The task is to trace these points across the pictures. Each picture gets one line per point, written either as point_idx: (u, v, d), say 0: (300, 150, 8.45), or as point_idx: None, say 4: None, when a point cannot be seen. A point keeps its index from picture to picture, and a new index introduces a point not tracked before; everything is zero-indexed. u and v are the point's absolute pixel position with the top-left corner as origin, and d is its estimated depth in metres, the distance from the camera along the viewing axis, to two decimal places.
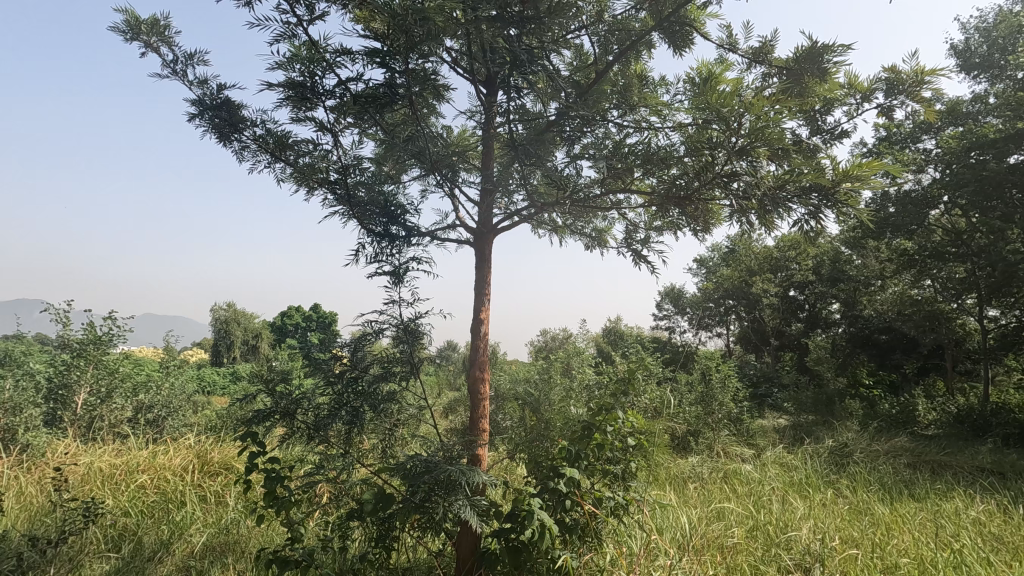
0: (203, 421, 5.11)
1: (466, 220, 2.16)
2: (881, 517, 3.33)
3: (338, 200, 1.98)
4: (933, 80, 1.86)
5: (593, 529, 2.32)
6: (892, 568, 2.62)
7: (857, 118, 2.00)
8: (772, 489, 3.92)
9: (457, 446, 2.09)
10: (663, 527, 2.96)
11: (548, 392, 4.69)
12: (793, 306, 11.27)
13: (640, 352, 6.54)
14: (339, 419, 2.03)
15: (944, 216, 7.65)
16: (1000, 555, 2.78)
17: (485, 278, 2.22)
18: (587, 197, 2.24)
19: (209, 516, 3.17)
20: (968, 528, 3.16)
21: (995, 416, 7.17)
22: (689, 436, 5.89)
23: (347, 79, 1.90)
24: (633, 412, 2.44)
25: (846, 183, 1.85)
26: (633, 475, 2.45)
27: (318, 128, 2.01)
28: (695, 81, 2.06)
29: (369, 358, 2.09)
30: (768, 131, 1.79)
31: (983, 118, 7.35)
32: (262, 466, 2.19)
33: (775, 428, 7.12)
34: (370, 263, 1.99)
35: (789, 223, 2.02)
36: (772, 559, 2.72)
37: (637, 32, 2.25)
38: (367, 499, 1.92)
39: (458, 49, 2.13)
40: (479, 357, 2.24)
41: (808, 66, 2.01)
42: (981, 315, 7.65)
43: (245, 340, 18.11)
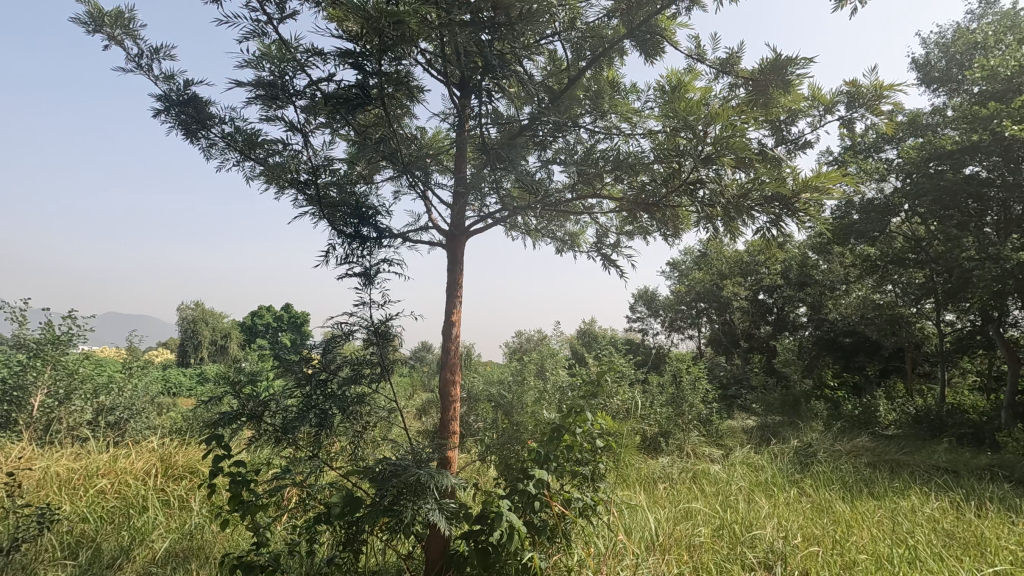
0: (168, 423, 4.97)
1: (438, 222, 2.15)
2: (841, 515, 3.45)
3: (308, 200, 1.97)
4: (891, 95, 1.95)
5: (561, 530, 2.34)
6: (851, 564, 2.70)
7: (820, 130, 2.07)
8: (738, 488, 4.01)
9: (427, 448, 2.09)
10: (632, 527, 3.00)
11: (521, 394, 4.71)
12: (761, 309, 11.52)
13: (613, 354, 6.61)
14: (308, 422, 2.01)
15: (904, 223, 7.93)
16: (952, 550, 2.90)
17: (457, 281, 2.23)
18: (559, 202, 2.27)
19: (172, 520, 3.09)
20: (923, 525, 3.28)
21: (950, 416, 7.46)
22: (660, 437, 6.00)
23: (319, 79, 1.89)
24: (603, 414, 2.47)
25: (805, 194, 1.92)
26: (602, 475, 2.48)
27: (288, 127, 1.98)
28: (664, 89, 2.11)
29: (339, 360, 2.08)
30: (732, 141, 1.83)
31: (941, 130, 7.64)
32: (228, 469, 2.14)
33: (744, 428, 7.29)
34: (340, 263, 1.98)
35: (752, 229, 2.09)
36: (737, 556, 2.79)
37: (610, 39, 2.29)
38: (335, 503, 1.90)
39: (432, 51, 2.13)
40: (450, 359, 2.24)
41: (773, 77, 2.07)
42: (938, 319, 7.96)
43: (213, 340, 17.69)
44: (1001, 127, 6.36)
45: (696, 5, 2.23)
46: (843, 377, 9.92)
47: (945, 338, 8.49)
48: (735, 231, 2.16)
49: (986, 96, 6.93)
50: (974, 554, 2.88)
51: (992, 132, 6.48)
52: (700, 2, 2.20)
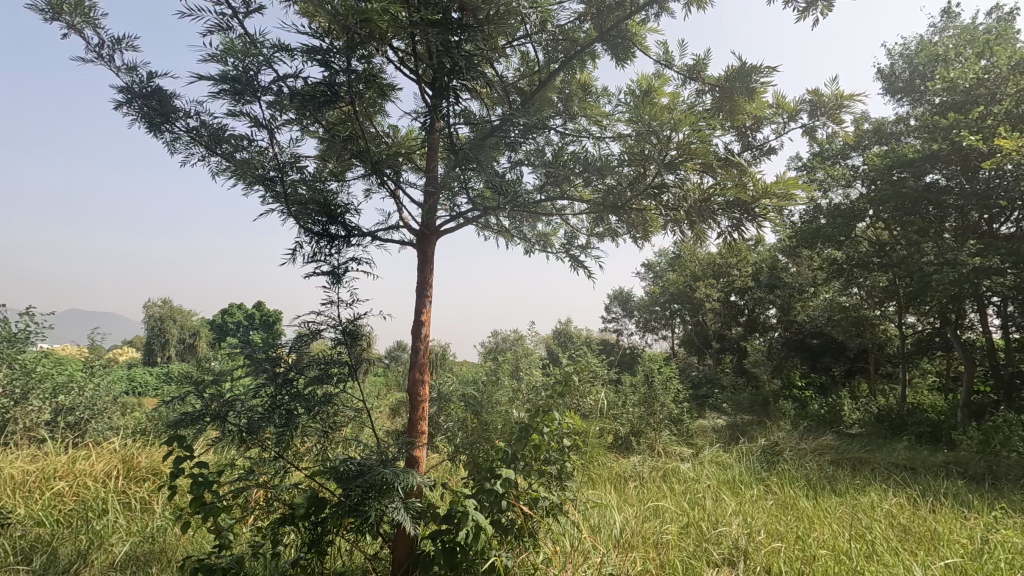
0: (131, 423, 4.83)
1: (409, 222, 2.14)
2: (805, 512, 3.54)
3: (275, 198, 1.94)
4: (850, 105, 2.01)
5: (527, 530, 2.35)
6: (810, 558, 2.79)
7: (784, 137, 2.13)
8: (706, 487, 4.08)
9: (393, 448, 2.08)
10: (598, 525, 3.03)
11: (494, 394, 4.73)
12: (732, 311, 11.72)
13: (586, 354, 6.66)
14: (273, 422, 1.98)
15: (869, 228, 8.16)
16: (906, 544, 3.01)
17: (426, 280, 2.22)
18: (529, 203, 2.26)
19: (133, 524, 3.02)
20: (881, 520, 3.40)
21: (910, 416, 7.72)
22: (632, 436, 6.07)
23: (285, 75, 1.87)
24: (571, 413, 2.50)
25: (764, 200, 1.97)
26: (569, 475, 2.51)
27: (253, 123, 1.94)
28: (634, 94, 2.15)
29: (306, 359, 2.06)
30: (692, 147, 1.90)
31: (904, 139, 7.91)
32: (189, 472, 2.08)
33: (714, 427, 7.42)
34: (307, 262, 1.96)
35: (714, 234, 2.15)
36: (702, 553, 2.86)
37: (581, 42, 2.31)
38: (299, 503, 1.88)
39: (404, 49, 2.12)
40: (419, 358, 2.22)
41: (738, 85, 2.11)
42: (899, 321, 8.24)
43: (181, 338, 17.23)
44: (959, 137, 6.63)
45: (665, 12, 2.27)
46: (810, 377, 10.19)
47: (907, 340, 8.76)
48: (700, 236, 2.21)
49: (946, 107, 7.19)
50: (928, 548, 2.99)
51: (951, 142, 6.75)
52: (668, 9, 2.25)
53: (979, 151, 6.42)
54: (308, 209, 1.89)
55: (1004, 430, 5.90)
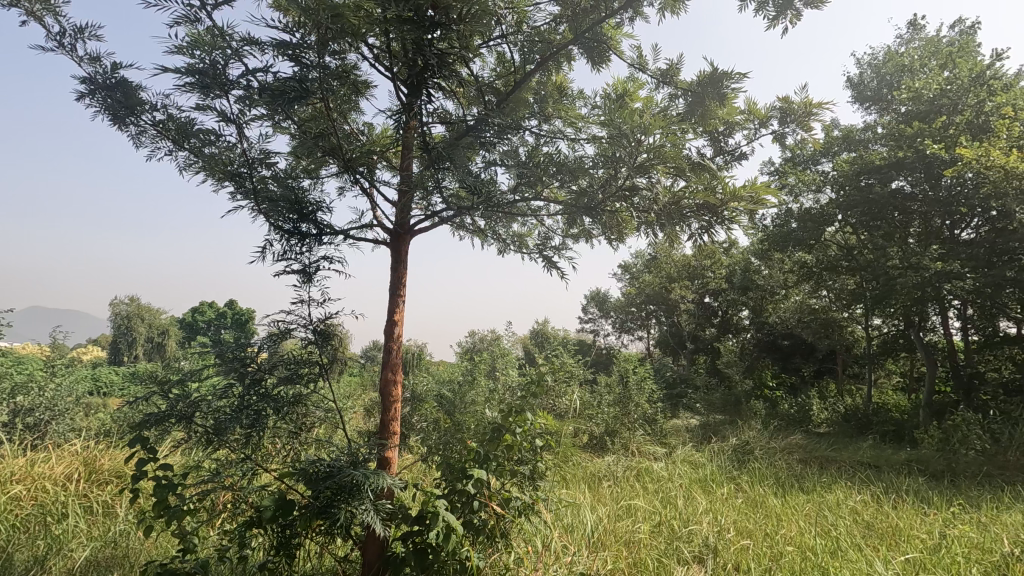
0: (94, 425, 4.69)
1: (383, 221, 2.12)
2: (773, 509, 3.62)
3: (244, 194, 1.90)
4: (818, 112, 2.06)
5: (499, 530, 2.35)
6: (778, 554, 2.85)
7: (755, 143, 2.17)
8: (678, 485, 4.15)
9: (364, 449, 2.05)
10: (570, 524, 3.05)
11: (469, 394, 4.72)
12: (707, 312, 11.91)
13: (563, 355, 6.69)
14: (241, 423, 1.93)
15: (838, 232, 8.37)
16: (869, 540, 3.09)
17: (400, 280, 2.21)
18: (503, 203, 2.26)
19: (95, 528, 2.93)
20: (846, 517, 3.49)
21: (875, 415, 7.95)
22: (607, 436, 6.13)
23: (254, 70, 1.83)
24: (544, 414, 2.51)
25: (733, 203, 2.01)
26: (541, 475, 2.52)
27: (222, 117, 1.89)
28: (609, 97, 2.17)
29: (276, 359, 2.02)
30: (664, 151, 1.94)
31: (871, 146, 8.13)
32: (152, 474, 2.02)
33: (687, 426, 7.53)
34: (278, 260, 1.93)
35: (685, 237, 2.17)
36: (673, 551, 2.89)
37: (557, 44, 2.31)
38: (266, 506, 1.84)
39: (379, 46, 2.09)
40: (392, 358, 2.20)
41: (710, 90, 2.15)
42: (866, 323, 8.48)
43: (150, 337, 16.77)
44: (923, 146, 6.85)
45: (639, 16, 2.29)
46: (781, 377, 10.40)
47: (873, 341, 9.01)
48: (672, 239, 2.24)
49: (911, 116, 7.43)
50: (889, 543, 3.07)
51: (915, 150, 6.97)
52: (642, 14, 2.27)
53: (941, 159, 6.64)
54: (279, 206, 1.85)
55: (962, 429, 6.12)
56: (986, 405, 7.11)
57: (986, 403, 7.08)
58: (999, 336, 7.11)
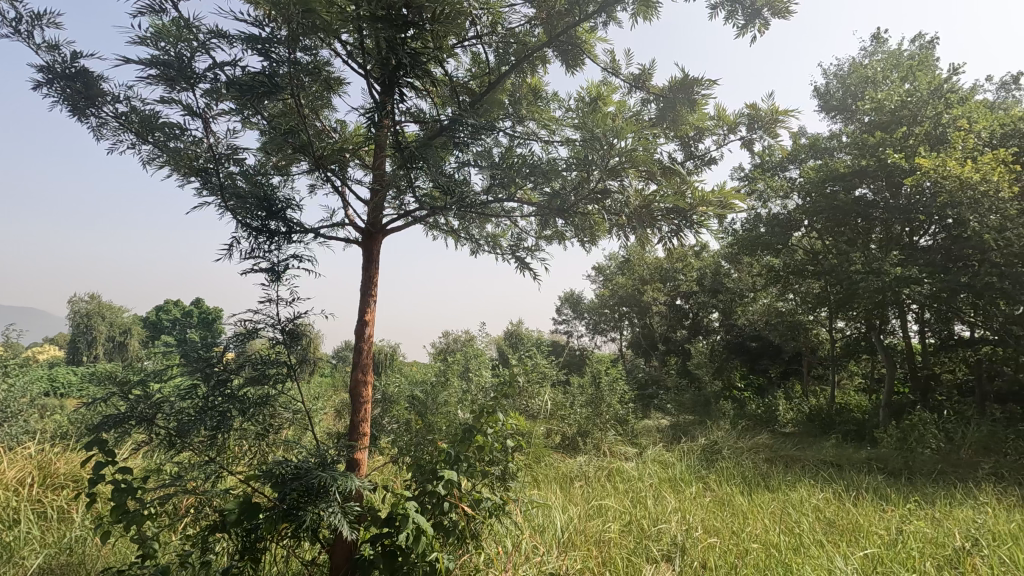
0: (50, 427, 4.50)
1: (354, 220, 2.09)
2: (740, 508, 3.70)
3: (211, 190, 1.86)
4: (784, 120, 2.12)
5: (470, 532, 2.35)
6: (743, 552, 2.91)
7: (724, 148, 2.22)
8: (649, 484, 4.21)
9: (332, 450, 2.02)
10: (541, 525, 3.06)
11: (442, 395, 4.70)
12: (678, 314, 12.10)
13: (536, 355, 6.71)
14: (205, 424, 1.89)
15: (804, 237, 8.59)
16: (830, 536, 3.19)
17: (371, 280, 2.19)
18: (476, 204, 2.25)
19: (48, 535, 2.82)
20: (809, 514, 3.59)
21: (838, 415, 8.19)
22: (579, 436, 6.17)
23: (222, 63, 1.79)
24: (516, 414, 2.51)
25: (702, 208, 2.05)
26: (512, 475, 2.52)
27: (187, 111, 1.84)
28: (583, 100, 2.19)
29: (243, 359, 1.98)
30: (636, 154, 1.97)
31: (836, 154, 8.38)
32: (111, 478, 1.94)
33: (658, 426, 7.64)
34: (245, 258, 1.89)
35: (656, 240, 2.20)
36: (643, 550, 2.93)
37: (532, 46, 2.33)
38: (231, 509, 1.79)
39: (352, 42, 2.07)
40: (362, 358, 2.17)
41: (681, 96, 2.20)
42: (830, 326, 8.72)
43: (111, 336, 16.20)
44: (885, 155, 7.10)
45: (613, 20, 2.32)
46: (749, 379, 10.63)
47: (836, 343, 9.29)
48: (643, 241, 2.27)
49: (874, 126, 7.68)
50: (849, 539, 3.17)
51: (878, 159, 7.22)
52: (615, 19, 2.30)
53: (902, 168, 6.87)
54: (247, 203, 1.82)
55: (918, 428, 6.35)
56: (941, 405, 7.39)
57: (941, 404, 7.37)
58: (954, 339, 7.40)
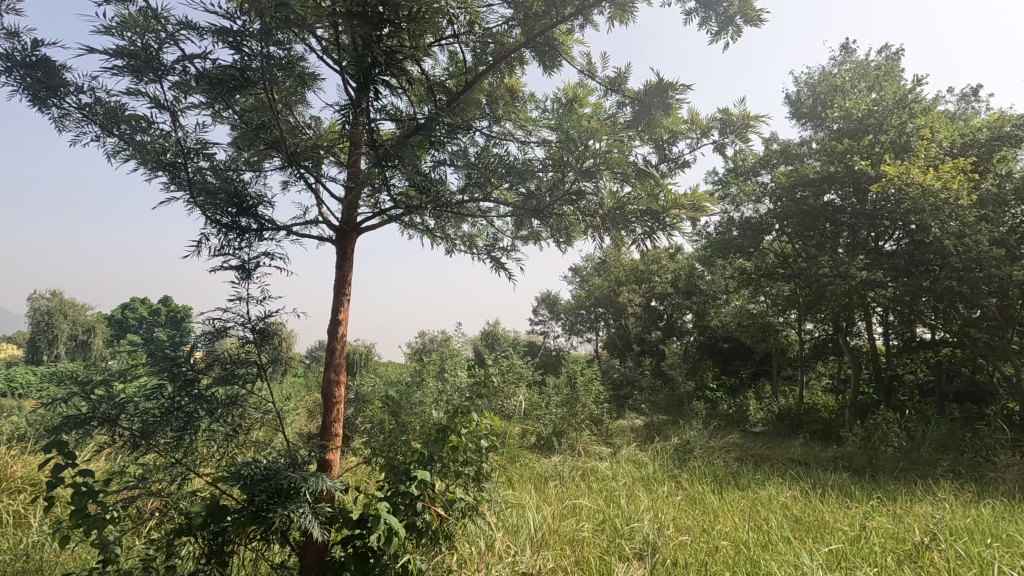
0: (8, 429, 4.34)
1: (329, 218, 2.07)
2: (711, 506, 3.77)
3: (179, 185, 1.81)
4: (755, 125, 2.17)
5: (443, 532, 2.34)
6: (713, 549, 2.96)
7: (697, 152, 2.26)
8: (622, 483, 4.26)
9: (303, 450, 1.99)
10: (516, 524, 3.06)
11: (418, 395, 4.67)
12: (652, 315, 12.26)
13: (512, 355, 6.71)
14: (170, 425, 1.84)
15: (775, 241, 8.79)
16: (797, 533, 3.27)
17: (345, 278, 2.17)
18: (452, 203, 2.24)
19: (4, 540, 2.71)
20: (777, 512, 3.67)
21: (806, 415, 8.40)
22: (554, 437, 6.20)
23: (191, 55, 1.74)
24: (490, 414, 2.51)
25: (674, 210, 2.07)
26: (486, 475, 2.52)
27: (154, 104, 1.79)
28: (560, 102, 2.20)
29: (212, 358, 1.94)
30: (610, 157, 1.99)
31: (806, 160, 8.60)
32: (70, 481, 1.87)
33: (632, 426, 7.72)
34: (214, 255, 1.85)
35: (630, 242, 2.22)
36: (615, 549, 2.95)
37: (510, 47, 2.33)
38: (196, 512, 1.75)
39: (327, 38, 2.04)
40: (335, 358, 2.14)
41: (655, 99, 2.23)
42: (800, 327, 8.94)
43: (73, 334, 15.66)
44: (852, 162, 7.31)
45: (590, 23, 2.34)
46: (721, 379, 10.82)
47: (805, 345, 9.52)
48: (618, 243, 2.29)
49: (842, 133, 7.91)
50: (815, 536, 3.26)
51: (846, 165, 7.42)
52: (592, 22, 2.32)
53: (868, 175, 7.09)
54: (217, 198, 1.78)
55: (882, 428, 6.55)
56: (903, 405, 7.63)
57: (903, 404, 7.61)
58: (916, 341, 7.66)
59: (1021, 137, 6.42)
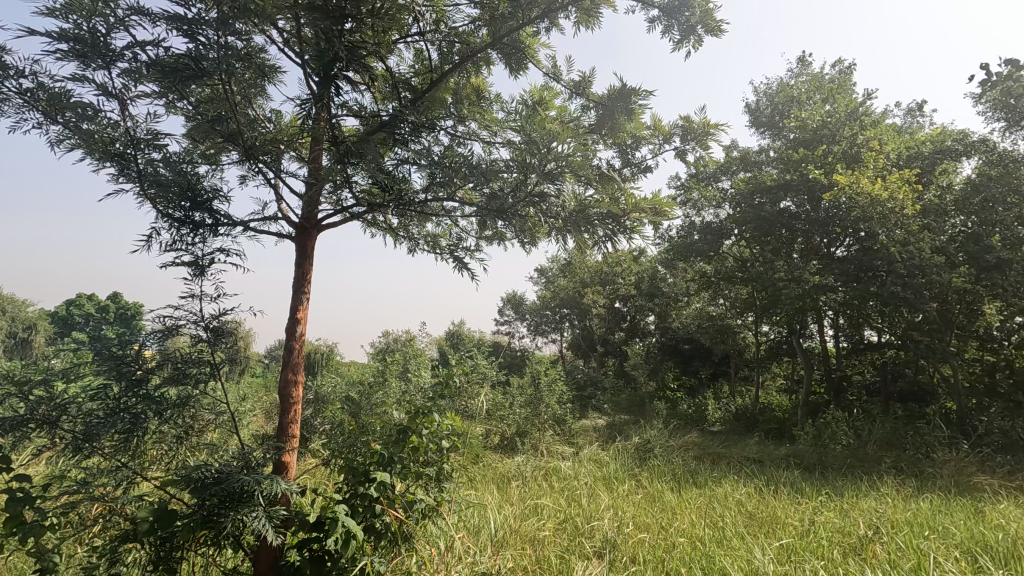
0: None
1: (288, 214, 2.02)
2: (669, 503, 3.85)
3: (127, 177, 1.73)
4: (715, 134, 2.22)
5: (402, 534, 2.32)
6: (671, 545, 3.03)
7: (659, 157, 2.30)
8: (584, 483, 4.31)
9: (258, 452, 1.94)
10: (477, 525, 3.06)
11: (380, 396, 4.60)
12: (616, 317, 12.45)
13: (477, 355, 6.70)
14: (116, 427, 1.75)
15: (734, 245, 9.05)
16: (750, 529, 3.37)
17: (304, 276, 2.13)
18: (415, 202, 2.22)
19: None
20: (732, 508, 3.79)
21: (761, 414, 8.67)
22: (517, 437, 6.21)
23: (142, 42, 1.68)
24: (452, 415, 2.49)
25: (635, 214, 2.12)
26: (447, 476, 2.51)
27: (102, 91, 1.71)
28: (525, 105, 2.21)
29: (162, 358, 1.87)
30: (573, 160, 2.02)
31: (764, 168, 8.88)
32: (4, 488, 1.76)
33: (595, 425, 7.82)
34: (165, 251, 1.79)
35: (592, 244, 2.25)
36: (576, 547, 2.98)
37: (476, 47, 2.32)
38: (142, 518, 1.68)
39: (289, 31, 2.00)
40: (293, 358, 2.09)
41: (619, 104, 2.27)
42: (756, 329, 9.23)
43: (12, 333, 14.77)
44: (807, 170, 7.59)
45: (556, 27, 2.36)
46: (681, 380, 11.07)
47: (761, 346, 9.83)
48: (581, 245, 2.31)
49: (798, 143, 8.20)
50: (767, 531, 3.37)
51: (801, 174, 7.70)
52: (558, 25, 2.34)
53: (821, 184, 7.38)
54: (169, 191, 1.71)
55: (832, 426, 6.82)
56: (851, 404, 7.97)
57: (851, 403, 7.95)
58: (863, 343, 8.00)
59: (960, 151, 6.81)
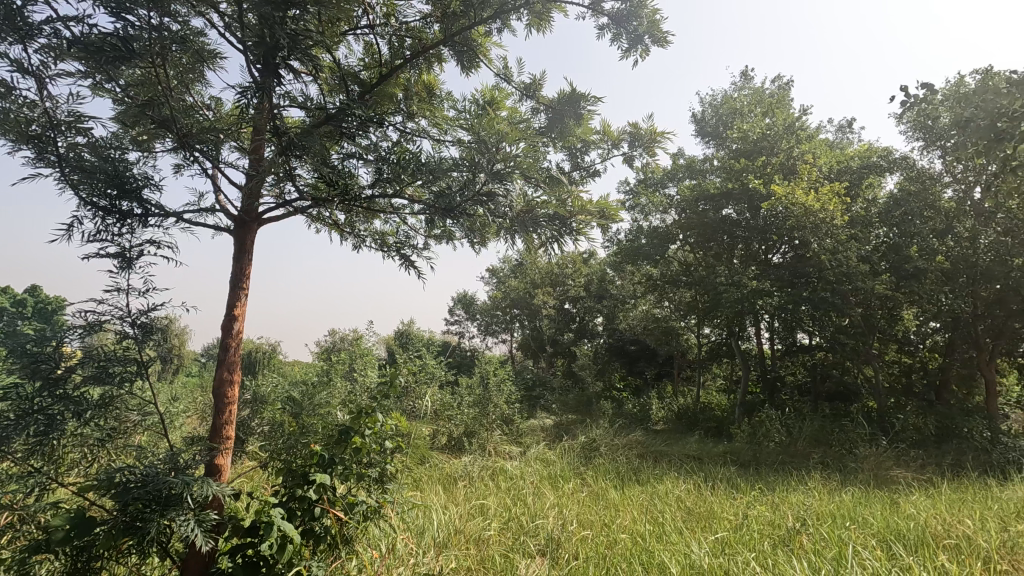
0: None
1: (227, 206, 1.94)
2: (612, 500, 3.95)
3: (46, 162, 1.62)
4: (661, 141, 2.29)
5: (342, 537, 2.27)
6: (613, 541, 3.10)
7: (607, 161, 2.35)
8: (530, 482, 4.35)
9: (188, 454, 1.84)
10: (421, 526, 3.02)
11: (324, 395, 4.47)
12: (565, 317, 12.59)
13: (425, 355, 6.62)
14: (28, 430, 1.62)
15: (679, 250, 9.35)
16: (688, 524, 3.48)
17: (242, 271, 2.05)
18: (361, 198, 2.17)
19: None
20: (672, 504, 3.92)
21: (702, 413, 8.99)
22: (464, 437, 6.17)
23: (64, 17, 1.56)
24: (396, 415, 2.45)
25: (581, 216, 2.17)
26: (390, 477, 2.46)
27: (16, 67, 1.58)
28: (475, 104, 2.21)
29: (84, 355, 1.75)
30: (523, 161, 2.01)
31: (709, 176, 9.22)
32: None
33: (542, 425, 7.89)
34: (88, 241, 1.69)
35: (540, 245, 2.28)
36: (520, 546, 3.00)
37: (428, 43, 2.30)
38: (57, 525, 1.56)
39: (230, 15, 1.92)
40: (229, 356, 2.00)
41: (569, 109, 2.31)
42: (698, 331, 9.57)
43: None
44: (747, 180, 7.94)
45: (508, 28, 2.37)
46: (628, 380, 11.32)
47: (702, 347, 10.19)
48: (529, 245, 2.33)
49: (739, 153, 8.57)
50: (704, 525, 3.49)
51: (742, 183, 8.05)
52: (510, 27, 2.35)
53: (760, 193, 7.73)
54: (94, 178, 1.62)
55: (766, 425, 7.16)
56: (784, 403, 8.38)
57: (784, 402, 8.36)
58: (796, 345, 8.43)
59: (884, 166, 7.30)
